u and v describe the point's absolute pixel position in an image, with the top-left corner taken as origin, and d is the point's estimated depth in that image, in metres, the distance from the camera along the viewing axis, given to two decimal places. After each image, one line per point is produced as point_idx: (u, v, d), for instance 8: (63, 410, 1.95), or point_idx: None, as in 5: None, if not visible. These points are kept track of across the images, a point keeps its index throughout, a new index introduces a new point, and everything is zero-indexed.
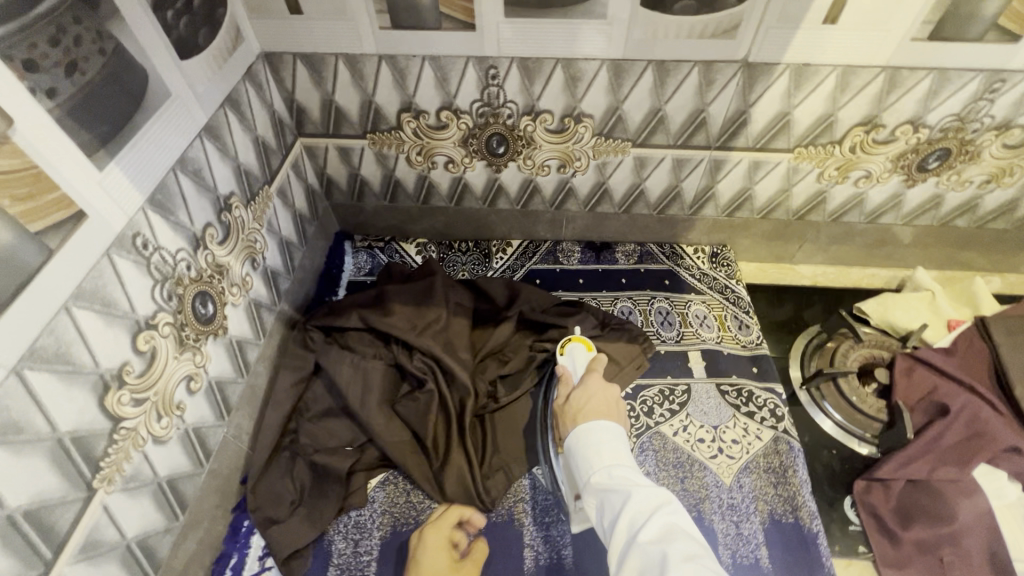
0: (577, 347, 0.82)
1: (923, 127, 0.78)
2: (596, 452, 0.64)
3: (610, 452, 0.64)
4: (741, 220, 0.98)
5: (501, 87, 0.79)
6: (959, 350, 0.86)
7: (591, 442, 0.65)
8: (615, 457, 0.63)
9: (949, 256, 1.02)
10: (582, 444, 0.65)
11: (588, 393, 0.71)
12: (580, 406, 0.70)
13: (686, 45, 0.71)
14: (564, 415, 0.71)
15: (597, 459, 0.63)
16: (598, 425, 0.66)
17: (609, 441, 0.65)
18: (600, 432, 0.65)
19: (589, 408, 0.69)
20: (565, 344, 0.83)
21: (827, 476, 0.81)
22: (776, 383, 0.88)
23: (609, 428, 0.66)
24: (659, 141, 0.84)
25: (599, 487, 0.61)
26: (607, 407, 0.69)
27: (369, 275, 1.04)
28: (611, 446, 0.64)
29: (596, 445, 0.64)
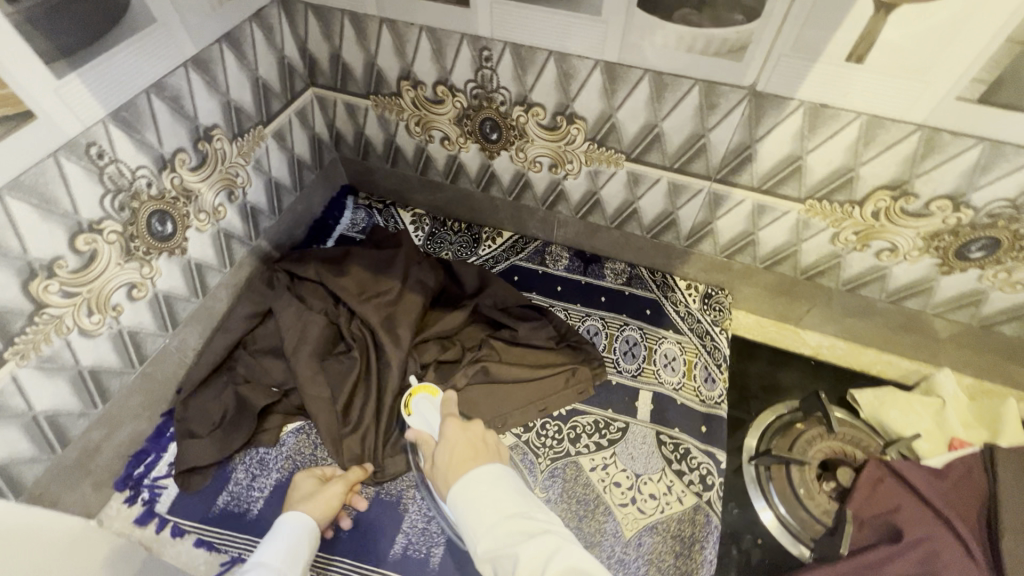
0: (422, 400, 0.77)
1: (965, 207, 0.65)
2: (480, 509, 0.52)
3: (490, 507, 0.52)
4: (742, 265, 0.89)
5: (494, 71, 0.76)
6: (952, 476, 0.72)
7: (471, 497, 0.53)
8: (495, 505, 0.52)
9: (990, 366, 0.86)
10: (459, 504, 0.53)
11: (446, 442, 0.61)
12: (440, 456, 0.60)
13: (686, 60, 0.64)
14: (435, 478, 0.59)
15: (479, 515, 0.52)
16: (470, 478, 0.54)
17: (489, 491, 0.53)
18: (480, 483, 0.54)
19: (446, 459, 0.59)
20: (410, 402, 0.77)
21: (740, 564, 0.73)
22: (719, 449, 0.79)
23: (490, 474, 0.55)
24: (654, 160, 0.78)
25: (489, 548, 0.50)
26: (471, 452, 0.59)
27: (359, 233, 1.06)
28: (485, 495, 0.53)
29: (474, 498, 0.53)
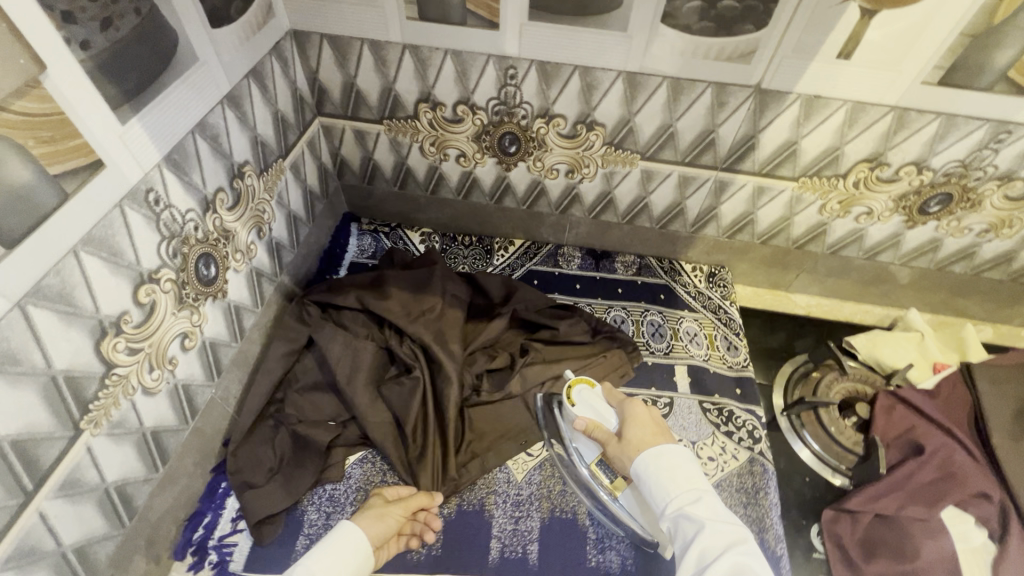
0: (583, 390, 0.74)
1: (927, 170, 0.80)
2: (675, 478, 0.60)
3: (685, 478, 0.60)
4: (741, 243, 1.00)
5: (519, 88, 0.81)
6: (942, 394, 0.87)
7: (666, 467, 0.61)
8: (692, 482, 0.60)
9: (943, 301, 1.03)
10: (653, 468, 0.61)
11: (631, 423, 0.68)
12: (628, 436, 0.67)
13: (702, 65, 0.73)
14: (619, 453, 0.67)
15: (673, 482, 0.60)
16: (665, 450, 0.63)
17: (681, 469, 0.61)
18: (672, 460, 0.62)
19: (635, 437, 0.66)
20: (569, 390, 0.75)
21: (797, 502, 0.82)
22: (756, 406, 0.89)
23: (682, 456, 0.62)
24: (667, 156, 0.86)
25: (677, 511, 0.58)
26: (657, 434, 0.66)
27: (371, 257, 1.05)
28: (684, 471, 0.60)
29: (668, 471, 0.61)
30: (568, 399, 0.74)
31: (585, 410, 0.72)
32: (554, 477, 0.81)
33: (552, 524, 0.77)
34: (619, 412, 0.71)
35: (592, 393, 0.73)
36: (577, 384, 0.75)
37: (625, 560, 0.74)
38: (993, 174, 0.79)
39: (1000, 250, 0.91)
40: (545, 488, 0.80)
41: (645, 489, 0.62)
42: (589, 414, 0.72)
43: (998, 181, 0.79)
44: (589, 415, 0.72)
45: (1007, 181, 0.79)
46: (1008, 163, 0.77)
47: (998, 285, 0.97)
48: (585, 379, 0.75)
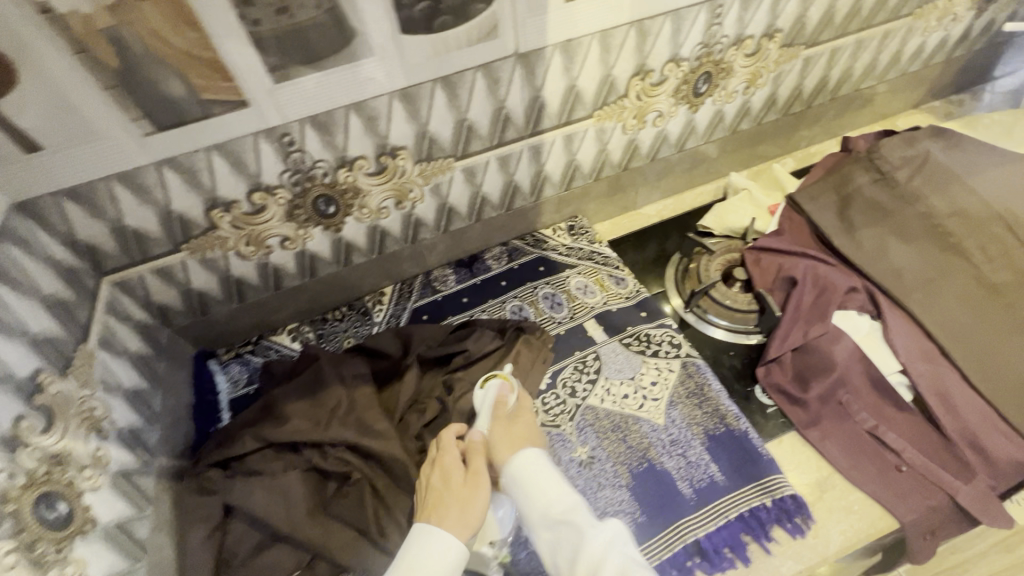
0: (498, 385, 0.78)
1: (682, 61, 0.90)
2: (543, 493, 0.64)
3: (554, 490, 0.64)
4: (578, 188, 1.05)
5: (304, 150, 0.76)
6: (787, 228, 1.00)
7: (534, 478, 0.65)
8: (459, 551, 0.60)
9: (748, 155, 1.19)
10: (522, 468, 0.66)
11: (461, 467, 0.67)
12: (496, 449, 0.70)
13: (461, 55, 0.74)
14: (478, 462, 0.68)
15: (542, 493, 0.63)
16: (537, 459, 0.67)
17: (448, 538, 0.60)
18: (541, 473, 0.65)
19: (448, 488, 0.65)
20: (485, 379, 0.79)
21: (735, 375, 0.89)
22: (663, 317, 0.95)
23: (548, 464, 0.67)
24: (477, 147, 0.87)
25: (554, 523, 0.62)
26: (461, 504, 0.63)
27: (249, 385, 0.95)
28: (553, 483, 0.64)
29: (530, 476, 0.65)
30: (483, 389, 0.77)
31: (488, 408, 0.74)
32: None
33: None
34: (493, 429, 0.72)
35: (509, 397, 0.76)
36: (492, 379, 0.78)
37: (635, 518, 0.75)
38: (729, 42, 0.91)
39: (765, 97, 1.06)
40: None
41: (516, 496, 0.66)
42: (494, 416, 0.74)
43: (735, 45, 0.92)
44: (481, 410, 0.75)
45: (741, 42, 0.92)
46: (734, 29, 0.89)
47: (777, 125, 1.14)
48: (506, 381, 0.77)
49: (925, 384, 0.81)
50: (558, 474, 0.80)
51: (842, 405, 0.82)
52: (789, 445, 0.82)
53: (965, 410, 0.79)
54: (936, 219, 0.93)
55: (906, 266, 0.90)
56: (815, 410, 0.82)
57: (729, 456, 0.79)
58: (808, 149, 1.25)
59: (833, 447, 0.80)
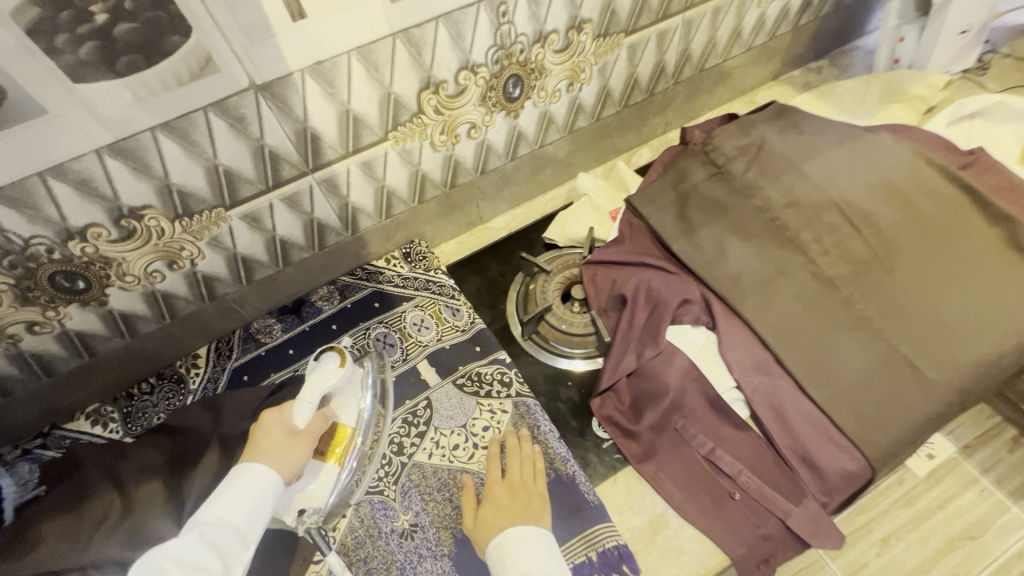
0: (331, 364, 0.72)
1: (478, 67, 0.80)
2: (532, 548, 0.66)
3: (536, 548, 0.66)
4: (403, 214, 0.95)
5: (3, 230, 0.63)
6: (627, 236, 0.92)
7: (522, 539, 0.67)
8: (252, 509, 0.61)
9: (598, 151, 1.10)
10: (504, 542, 0.67)
11: (276, 428, 0.67)
12: (275, 437, 0.67)
13: (173, 97, 0.61)
14: (262, 446, 0.66)
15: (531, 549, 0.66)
16: (249, 476, 0.63)
17: (249, 493, 0.61)
18: (246, 484, 0.62)
19: (266, 444, 0.66)
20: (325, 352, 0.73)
21: (572, 408, 0.82)
22: (499, 351, 0.87)
23: (248, 485, 0.62)
24: (249, 191, 0.76)
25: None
26: (295, 461, 0.66)
27: (39, 484, 0.82)
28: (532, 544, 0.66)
29: (243, 485, 0.62)
30: (316, 360, 0.73)
31: (315, 379, 0.70)
32: (367, 458, 0.77)
33: None
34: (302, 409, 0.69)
35: (335, 372, 0.71)
36: (326, 353, 0.73)
37: None
38: (529, 40, 0.81)
39: (595, 91, 0.97)
40: None
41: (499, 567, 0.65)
42: (322, 387, 0.70)
43: (538, 42, 0.82)
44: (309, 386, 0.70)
45: (544, 39, 0.82)
46: (530, 26, 0.79)
47: (620, 117, 1.06)
48: (339, 355, 0.73)
49: (759, 399, 0.76)
50: (377, 549, 0.73)
51: (677, 432, 0.77)
52: (625, 483, 0.76)
53: (799, 423, 0.75)
54: (771, 213, 0.87)
55: (741, 268, 0.84)
56: (649, 441, 0.77)
57: (555, 506, 0.72)
58: (665, 136, 1.17)
59: (667, 481, 0.74)
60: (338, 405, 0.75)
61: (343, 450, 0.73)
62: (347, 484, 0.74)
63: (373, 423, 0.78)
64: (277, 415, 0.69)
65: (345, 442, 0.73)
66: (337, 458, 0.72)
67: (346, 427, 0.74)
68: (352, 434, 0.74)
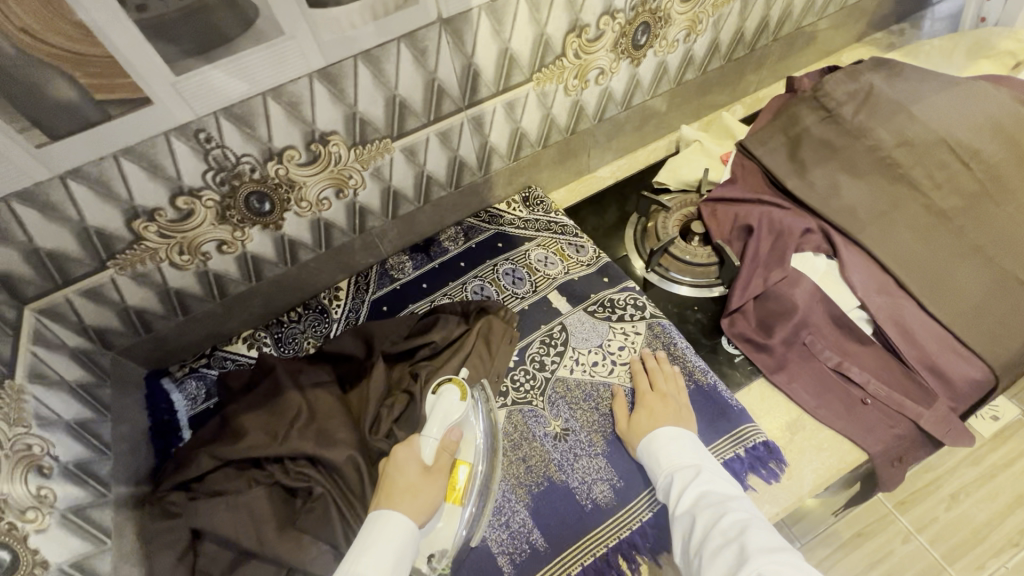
0: (452, 395, 0.75)
1: (617, 12, 0.86)
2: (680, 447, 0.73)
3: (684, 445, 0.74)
4: (527, 158, 1.02)
5: (224, 147, 0.71)
6: (741, 178, 0.98)
7: (669, 438, 0.75)
8: (393, 567, 0.63)
9: (697, 106, 1.17)
10: (657, 439, 0.75)
11: (409, 464, 0.70)
12: (405, 473, 0.70)
13: (378, 26, 0.69)
14: (391, 485, 0.69)
15: (679, 448, 0.73)
16: (385, 521, 0.66)
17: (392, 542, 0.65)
18: (387, 527, 0.65)
19: (403, 483, 0.69)
20: (442, 385, 0.77)
21: (700, 330, 0.89)
22: (626, 281, 0.94)
23: (396, 525, 0.66)
24: (414, 124, 0.83)
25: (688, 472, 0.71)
26: (421, 503, 0.68)
27: (208, 400, 0.91)
28: (677, 443, 0.74)
29: (384, 530, 0.65)
30: (436, 393, 0.76)
31: (438, 414, 0.74)
32: (487, 490, 0.77)
33: (536, 502, 0.76)
34: (430, 446, 0.72)
35: (458, 406, 0.74)
36: (446, 386, 0.76)
37: (613, 484, 0.76)
38: None
39: (706, 44, 1.03)
40: (514, 477, 0.78)
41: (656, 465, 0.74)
42: (446, 421, 0.74)
43: None
44: (437, 420, 0.73)
45: None
46: None
47: (722, 71, 1.12)
48: (459, 388, 0.76)
49: (884, 316, 0.82)
50: (534, 450, 0.80)
51: (807, 347, 0.83)
52: (758, 393, 0.83)
53: (923, 337, 0.80)
54: (884, 151, 0.93)
55: (858, 201, 0.90)
56: (780, 355, 0.83)
57: (702, 411, 0.79)
58: (757, 93, 1.23)
59: (801, 389, 0.81)
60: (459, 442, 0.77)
61: (464, 489, 0.74)
62: (471, 520, 0.74)
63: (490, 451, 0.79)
64: (407, 449, 0.72)
65: (465, 480, 0.74)
66: (458, 498, 0.73)
67: (465, 461, 0.75)
68: (471, 470, 0.75)
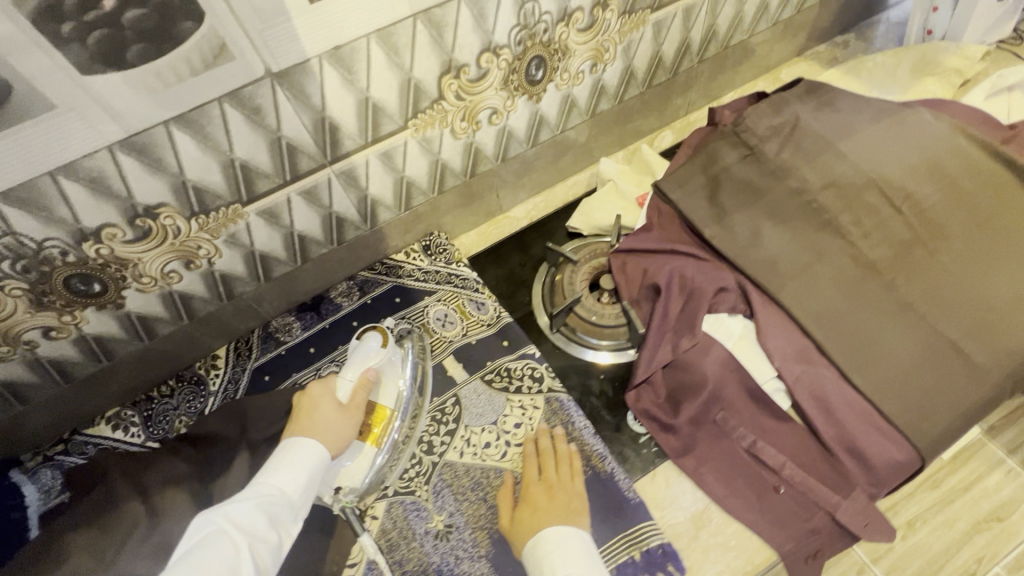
0: (373, 342, 0.71)
1: (501, 49, 0.76)
2: (572, 553, 0.64)
3: (578, 552, 0.64)
4: (423, 205, 0.92)
5: (16, 233, 0.60)
6: (656, 223, 0.88)
7: (558, 542, 0.65)
8: (307, 485, 0.62)
9: (620, 135, 1.07)
10: (546, 543, 0.65)
11: (324, 401, 0.67)
12: (315, 413, 0.67)
13: (186, 88, 0.58)
14: (305, 419, 0.67)
15: (572, 554, 0.63)
16: (291, 451, 0.63)
17: (301, 467, 0.62)
18: (293, 456, 0.63)
19: (316, 418, 0.66)
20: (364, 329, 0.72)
21: (606, 403, 0.80)
22: (528, 346, 0.85)
23: (301, 460, 0.63)
24: (267, 186, 0.73)
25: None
26: (332, 439, 0.65)
27: (61, 493, 0.80)
28: (568, 549, 0.64)
29: (291, 459, 0.63)
30: (359, 339, 0.72)
31: (355, 358, 0.70)
32: (394, 462, 0.73)
33: None
34: (348, 385, 0.68)
35: (377, 351, 0.70)
36: (369, 332, 0.72)
37: None
38: (554, 18, 0.76)
39: (619, 72, 0.93)
40: None
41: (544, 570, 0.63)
42: (364, 364, 0.70)
43: (563, 21, 0.78)
44: (356, 360, 0.70)
45: (569, 16, 0.78)
46: (554, 3, 0.75)
47: (643, 99, 1.02)
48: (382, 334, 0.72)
49: (801, 390, 0.73)
50: (412, 552, 0.71)
51: (717, 425, 0.74)
52: (664, 479, 0.74)
53: (843, 413, 0.72)
54: (809, 194, 0.84)
55: (779, 254, 0.81)
56: (689, 435, 0.74)
57: (596, 503, 0.71)
58: (687, 118, 1.13)
59: (708, 476, 0.72)
60: (379, 384, 0.73)
61: (381, 430, 0.71)
62: (382, 470, 0.72)
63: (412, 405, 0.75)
64: (323, 387, 0.69)
65: (384, 422, 0.71)
66: (375, 438, 0.71)
67: (386, 406, 0.72)
68: (390, 415, 0.72)
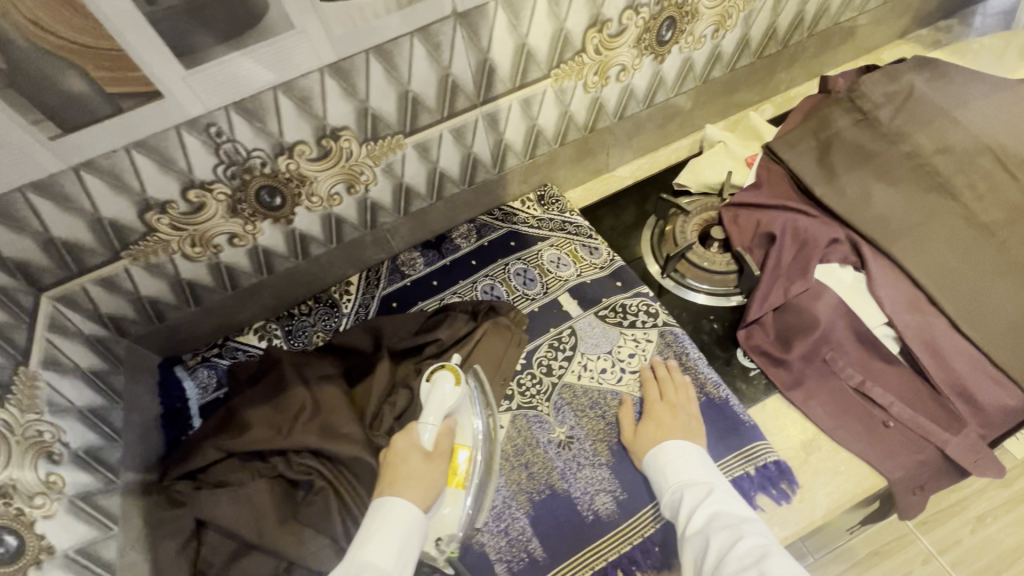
0: (447, 382, 0.76)
1: (642, 7, 0.83)
2: (686, 463, 0.71)
3: (694, 462, 0.71)
4: (544, 156, 1.00)
5: (235, 141, 0.70)
6: (766, 181, 0.94)
7: (676, 455, 0.72)
8: (399, 551, 0.65)
9: (724, 104, 1.12)
10: (665, 453, 0.72)
11: (409, 453, 0.72)
12: (400, 461, 0.71)
13: (390, 21, 0.67)
14: (392, 472, 0.71)
15: (688, 464, 0.71)
16: (387, 510, 0.67)
17: (394, 531, 0.66)
18: (391, 514, 0.67)
19: (403, 469, 0.70)
20: (435, 372, 0.77)
21: (715, 340, 0.86)
22: (640, 286, 0.91)
23: (396, 516, 0.67)
24: (427, 120, 0.82)
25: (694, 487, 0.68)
26: (421, 487, 0.70)
27: (218, 390, 0.90)
28: (686, 460, 0.71)
29: (388, 520, 0.67)
30: (430, 380, 0.76)
31: (433, 402, 0.75)
32: (486, 486, 0.76)
33: (537, 512, 0.74)
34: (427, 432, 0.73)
35: (451, 390, 0.75)
36: (439, 373, 0.76)
37: (617, 496, 0.75)
38: None
39: (736, 40, 0.99)
40: (515, 484, 0.77)
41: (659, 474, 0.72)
42: (441, 409, 0.74)
43: None
44: (431, 408, 0.74)
45: None
46: None
47: (752, 69, 1.07)
48: (452, 374, 0.76)
49: (911, 334, 0.77)
50: (537, 457, 0.78)
51: (827, 363, 0.79)
52: (772, 409, 0.80)
53: (954, 357, 0.76)
54: (921, 158, 0.88)
55: (891, 212, 0.85)
56: (799, 371, 0.79)
57: (710, 424, 0.77)
58: (788, 93, 1.18)
59: (817, 408, 0.78)
60: (458, 427, 0.77)
61: (465, 474, 0.74)
62: (475, 508, 0.74)
63: (489, 438, 0.79)
64: (406, 439, 0.73)
65: (466, 465, 0.75)
66: (460, 481, 0.74)
67: (465, 446, 0.76)
68: (471, 455, 0.76)
